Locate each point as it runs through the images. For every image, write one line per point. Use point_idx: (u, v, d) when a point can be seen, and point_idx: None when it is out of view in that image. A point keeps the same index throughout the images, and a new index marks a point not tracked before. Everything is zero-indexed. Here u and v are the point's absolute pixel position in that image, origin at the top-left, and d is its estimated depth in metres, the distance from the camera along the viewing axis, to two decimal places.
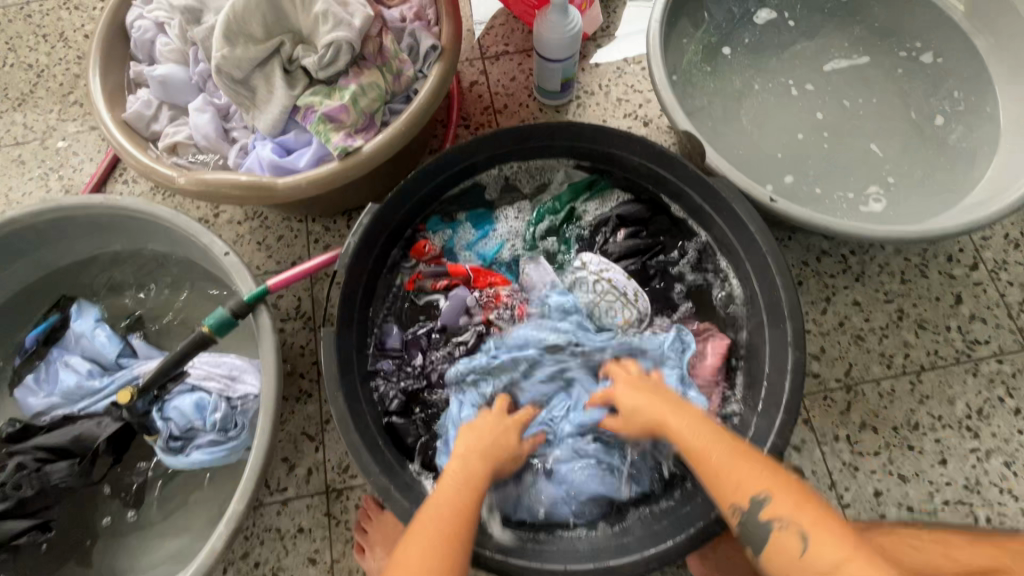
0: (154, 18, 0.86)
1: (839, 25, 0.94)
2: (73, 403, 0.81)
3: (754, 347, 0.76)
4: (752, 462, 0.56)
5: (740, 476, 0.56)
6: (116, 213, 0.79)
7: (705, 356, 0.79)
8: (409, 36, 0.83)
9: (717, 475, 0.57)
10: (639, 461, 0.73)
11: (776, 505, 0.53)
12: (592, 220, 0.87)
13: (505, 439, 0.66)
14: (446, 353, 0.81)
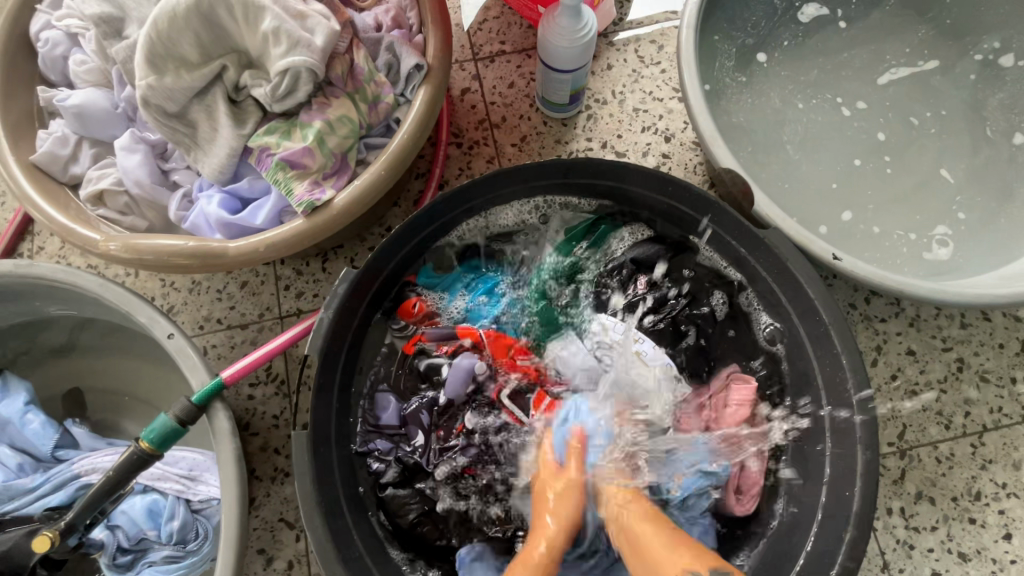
0: (64, 27, 0.69)
1: (897, 24, 0.80)
2: (1, 505, 0.64)
3: (806, 427, 0.65)
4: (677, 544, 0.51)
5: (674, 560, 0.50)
6: (28, 281, 0.64)
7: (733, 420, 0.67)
8: (385, 50, 0.67)
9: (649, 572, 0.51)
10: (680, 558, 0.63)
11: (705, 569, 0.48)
12: (610, 266, 0.73)
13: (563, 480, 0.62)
14: (454, 433, 0.67)
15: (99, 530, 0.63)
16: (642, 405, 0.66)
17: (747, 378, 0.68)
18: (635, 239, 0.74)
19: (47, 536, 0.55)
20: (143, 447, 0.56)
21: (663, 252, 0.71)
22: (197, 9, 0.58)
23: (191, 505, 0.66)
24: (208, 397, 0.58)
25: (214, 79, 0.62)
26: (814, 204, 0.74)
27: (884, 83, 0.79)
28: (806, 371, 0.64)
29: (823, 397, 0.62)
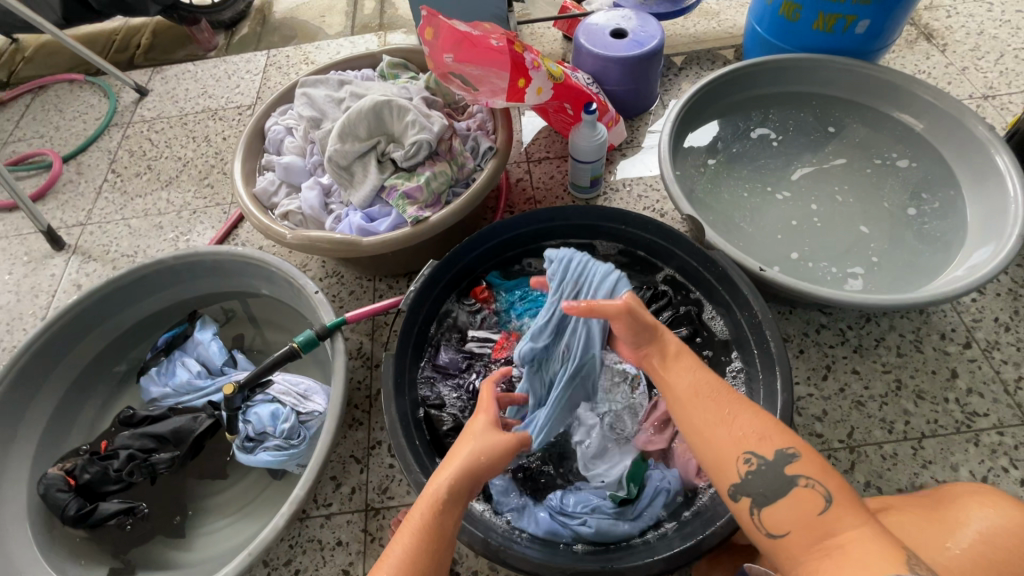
0: (286, 124, 1.17)
1: (821, 142, 1.16)
2: (179, 396, 0.97)
3: (748, 388, 0.88)
4: (755, 421, 0.57)
5: (744, 430, 0.57)
6: (232, 258, 1.02)
7: None
8: (472, 140, 1.09)
9: (717, 445, 0.57)
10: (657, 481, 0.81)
11: (802, 464, 0.53)
12: None
13: (747, 420, 0.57)
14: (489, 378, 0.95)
15: (238, 421, 0.90)
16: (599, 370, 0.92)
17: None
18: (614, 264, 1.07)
19: (230, 386, 0.87)
20: (294, 347, 0.89)
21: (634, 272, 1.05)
22: (373, 111, 1.02)
23: (299, 416, 0.93)
24: (339, 324, 0.91)
25: (371, 150, 1.05)
26: (764, 248, 1.03)
27: (798, 179, 1.12)
28: (748, 351, 0.88)
29: (759, 368, 0.85)
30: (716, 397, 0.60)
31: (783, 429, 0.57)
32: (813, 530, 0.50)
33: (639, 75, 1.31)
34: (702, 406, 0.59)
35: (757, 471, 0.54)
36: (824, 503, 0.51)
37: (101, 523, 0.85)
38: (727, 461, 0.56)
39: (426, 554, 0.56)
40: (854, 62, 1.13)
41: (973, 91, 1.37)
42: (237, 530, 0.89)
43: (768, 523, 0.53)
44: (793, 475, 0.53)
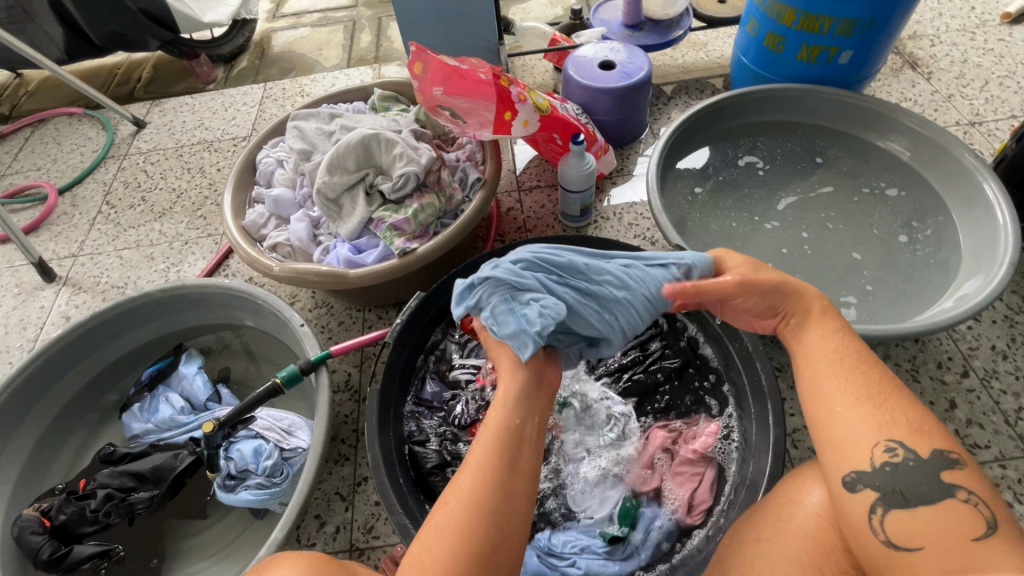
0: (277, 157, 1.18)
1: (809, 170, 1.17)
2: (161, 432, 0.95)
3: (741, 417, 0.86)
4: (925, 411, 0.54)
5: (913, 412, 0.53)
6: (218, 291, 1.01)
7: (696, 437, 0.85)
8: (460, 172, 1.09)
9: (876, 403, 0.53)
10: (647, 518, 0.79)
11: (962, 476, 0.50)
12: None
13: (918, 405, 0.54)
14: (477, 411, 0.93)
15: (220, 458, 0.88)
16: (587, 404, 0.91)
17: (711, 419, 0.87)
18: None
19: (210, 423, 0.86)
20: (276, 382, 0.88)
21: None
22: (362, 144, 1.03)
23: (283, 452, 0.91)
24: (323, 358, 0.90)
25: (359, 182, 1.05)
26: None
27: (783, 209, 1.12)
28: (739, 383, 0.87)
29: (751, 400, 0.83)
30: (875, 372, 0.56)
31: (941, 430, 0.53)
32: (949, 546, 0.47)
33: (627, 105, 1.33)
34: (850, 376, 0.56)
35: (901, 463, 0.51)
36: (987, 528, 0.47)
37: (74, 567, 0.82)
38: (874, 434, 0.52)
39: (489, 495, 0.54)
40: (838, 92, 1.14)
41: (959, 118, 1.39)
42: (216, 575, 0.86)
43: (893, 528, 0.50)
44: (952, 485, 0.50)
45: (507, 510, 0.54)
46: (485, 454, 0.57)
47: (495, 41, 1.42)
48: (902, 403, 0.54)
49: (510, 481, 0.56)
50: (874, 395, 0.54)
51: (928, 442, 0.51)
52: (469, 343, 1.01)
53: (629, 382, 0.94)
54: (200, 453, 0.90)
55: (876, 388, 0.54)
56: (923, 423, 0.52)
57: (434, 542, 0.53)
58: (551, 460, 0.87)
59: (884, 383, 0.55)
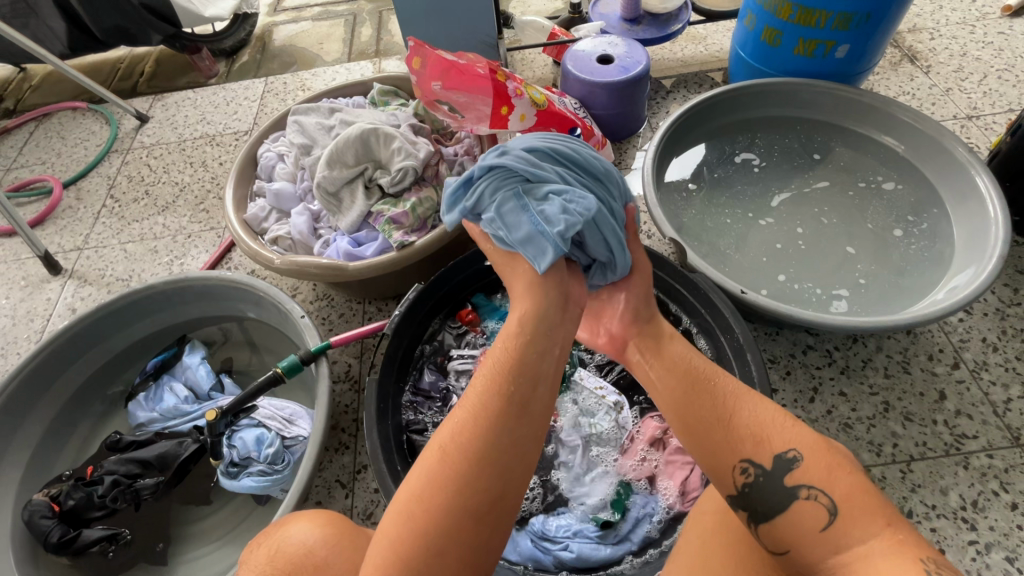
0: (278, 151, 1.19)
1: (805, 164, 1.18)
2: (166, 420, 0.98)
3: None
4: (762, 410, 0.57)
5: (756, 419, 0.56)
6: (222, 283, 1.03)
7: None
8: (458, 166, 1.11)
9: (714, 423, 0.57)
10: (639, 504, 0.81)
11: (807, 469, 0.52)
12: None
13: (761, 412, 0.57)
14: None
15: (223, 445, 0.91)
16: (582, 394, 0.93)
17: None
18: None
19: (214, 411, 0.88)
20: (277, 372, 0.90)
21: None
22: (361, 138, 1.05)
23: (285, 440, 0.93)
24: (323, 348, 0.92)
25: (359, 176, 1.07)
26: (749, 271, 1.03)
27: (776, 203, 1.13)
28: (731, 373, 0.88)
29: None
30: (718, 389, 0.60)
31: (786, 426, 0.55)
32: (807, 540, 0.50)
33: (625, 100, 1.34)
34: (701, 402, 0.59)
35: (755, 482, 0.53)
36: (829, 517, 0.49)
37: (83, 550, 0.85)
38: (723, 460, 0.56)
39: (487, 429, 0.55)
40: (834, 85, 1.15)
41: (957, 112, 1.39)
42: (220, 558, 0.88)
43: (768, 535, 0.53)
44: (794, 487, 0.52)
45: (512, 441, 0.56)
46: (480, 391, 0.58)
47: (494, 35, 1.43)
48: (734, 414, 0.57)
49: (512, 413, 0.57)
50: (717, 418, 0.57)
51: (769, 446, 0.54)
52: (466, 334, 1.03)
53: (623, 372, 0.96)
54: (204, 441, 0.92)
55: (721, 409, 0.58)
56: (761, 428, 0.55)
57: (420, 473, 0.54)
58: (546, 449, 0.89)
59: (717, 403, 0.58)
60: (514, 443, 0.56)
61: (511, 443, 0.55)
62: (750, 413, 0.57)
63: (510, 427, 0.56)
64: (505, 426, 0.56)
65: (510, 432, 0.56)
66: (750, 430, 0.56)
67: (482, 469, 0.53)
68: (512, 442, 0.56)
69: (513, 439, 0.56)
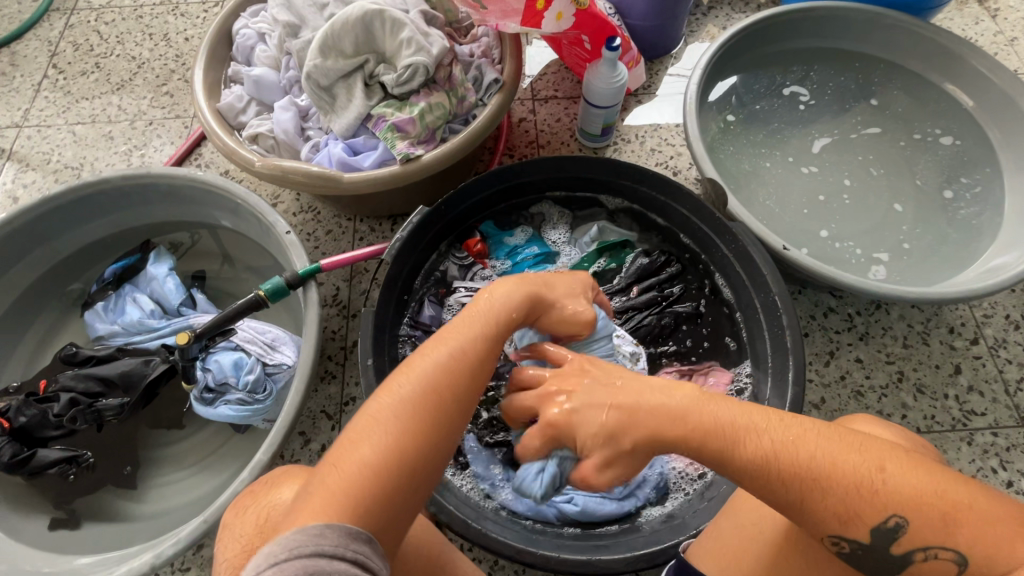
0: (257, 28, 0.99)
1: (857, 108, 1.06)
2: (129, 335, 0.87)
3: (754, 366, 0.83)
4: (841, 474, 0.45)
5: (837, 492, 0.45)
6: (192, 184, 0.88)
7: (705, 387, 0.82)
8: (474, 69, 0.95)
9: (786, 508, 0.47)
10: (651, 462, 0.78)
11: (917, 529, 0.43)
12: (591, 240, 0.96)
13: (844, 471, 0.45)
14: None
15: (196, 370, 0.82)
16: None
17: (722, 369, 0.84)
18: (623, 224, 0.98)
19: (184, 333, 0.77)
20: (259, 295, 0.79)
21: (643, 238, 0.97)
22: (362, 21, 0.87)
23: (265, 366, 0.84)
24: (313, 271, 0.81)
25: (358, 69, 0.90)
26: (787, 225, 0.95)
27: (818, 150, 1.03)
28: (760, 334, 0.82)
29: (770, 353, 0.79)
30: (786, 472, 0.47)
31: (876, 488, 0.44)
32: None
33: (667, 10, 1.16)
34: (767, 474, 0.47)
35: (852, 552, 0.47)
36: (958, 569, 0.43)
37: (39, 472, 0.77)
38: (811, 536, 0.48)
39: (459, 375, 0.51)
40: (908, 18, 1.00)
41: (1019, 65, 1.27)
42: (194, 486, 0.82)
43: None
44: (906, 553, 0.44)
45: (468, 392, 0.51)
46: (466, 349, 0.53)
47: None
48: (809, 493, 0.45)
49: (478, 366, 0.53)
50: (791, 501, 0.46)
51: (866, 522, 0.44)
52: (470, 265, 0.93)
53: (641, 322, 0.89)
54: (174, 362, 0.82)
55: (789, 494, 0.46)
56: (844, 501, 0.45)
57: (393, 408, 0.48)
58: None
59: (789, 486, 0.46)
60: (468, 396, 0.51)
61: (467, 395, 0.51)
62: (829, 487, 0.45)
63: (475, 381, 0.52)
64: (470, 374, 0.52)
65: (469, 384, 0.52)
66: (832, 518, 0.45)
67: (434, 410, 0.48)
68: (467, 394, 0.51)
69: (468, 394, 0.51)
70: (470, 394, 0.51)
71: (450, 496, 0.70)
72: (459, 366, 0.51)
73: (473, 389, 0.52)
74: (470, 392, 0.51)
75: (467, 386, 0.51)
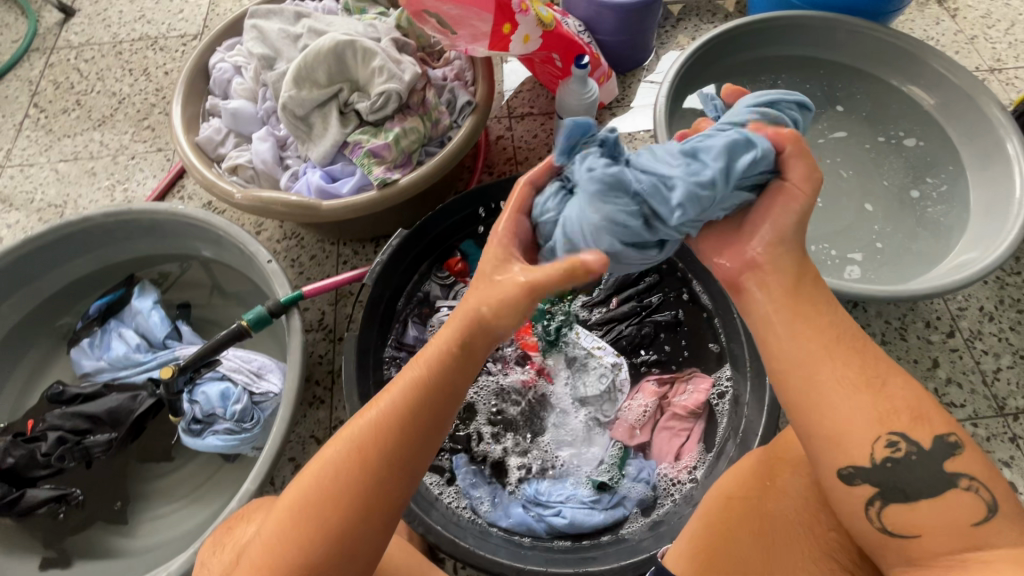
0: (233, 62, 1.01)
1: (824, 112, 1.09)
2: (116, 371, 0.88)
3: (733, 368, 0.84)
4: (908, 382, 0.48)
5: (904, 388, 0.47)
6: (173, 219, 0.89)
7: (687, 393, 0.84)
8: (447, 92, 0.97)
9: (864, 382, 0.46)
10: (637, 471, 0.79)
11: (962, 459, 0.45)
12: None
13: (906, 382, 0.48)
14: None
15: (184, 402, 0.82)
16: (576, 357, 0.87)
17: (704, 375, 0.85)
18: None
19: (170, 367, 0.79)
20: (241, 326, 0.81)
21: None
22: (335, 52, 0.89)
23: (253, 396, 0.84)
24: (295, 299, 0.82)
25: (333, 98, 0.92)
26: None
27: None
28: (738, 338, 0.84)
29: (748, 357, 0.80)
30: (866, 356, 0.48)
31: (938, 407, 0.47)
32: (952, 535, 0.43)
33: (635, 25, 1.19)
34: (847, 358, 0.47)
35: (904, 457, 0.45)
36: (988, 512, 0.43)
37: (28, 512, 0.77)
38: (867, 428, 0.45)
39: (387, 445, 0.48)
40: (866, 23, 1.04)
41: (980, 63, 1.30)
42: (185, 517, 0.82)
43: (890, 522, 0.45)
44: (953, 473, 0.44)
45: (402, 461, 0.49)
46: (401, 403, 0.49)
47: None
48: (885, 375, 0.47)
49: (417, 431, 0.50)
50: (865, 375, 0.47)
51: (926, 429, 0.45)
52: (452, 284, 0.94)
53: (622, 332, 0.90)
54: (160, 395, 0.83)
55: (862, 369, 0.47)
56: (910, 400, 0.46)
57: (314, 480, 0.48)
58: (537, 415, 0.85)
59: (874, 362, 0.47)
60: (402, 468, 0.49)
61: (398, 466, 0.48)
62: (905, 383, 0.47)
63: (411, 450, 0.49)
64: (402, 441, 0.49)
65: (403, 452, 0.49)
66: (900, 400, 0.46)
67: (354, 485, 0.47)
68: (401, 464, 0.49)
69: (402, 462, 0.49)
70: (406, 461, 0.49)
71: (438, 517, 0.72)
72: (389, 431, 0.49)
73: (411, 456, 0.49)
74: (405, 459, 0.49)
75: (397, 455, 0.48)
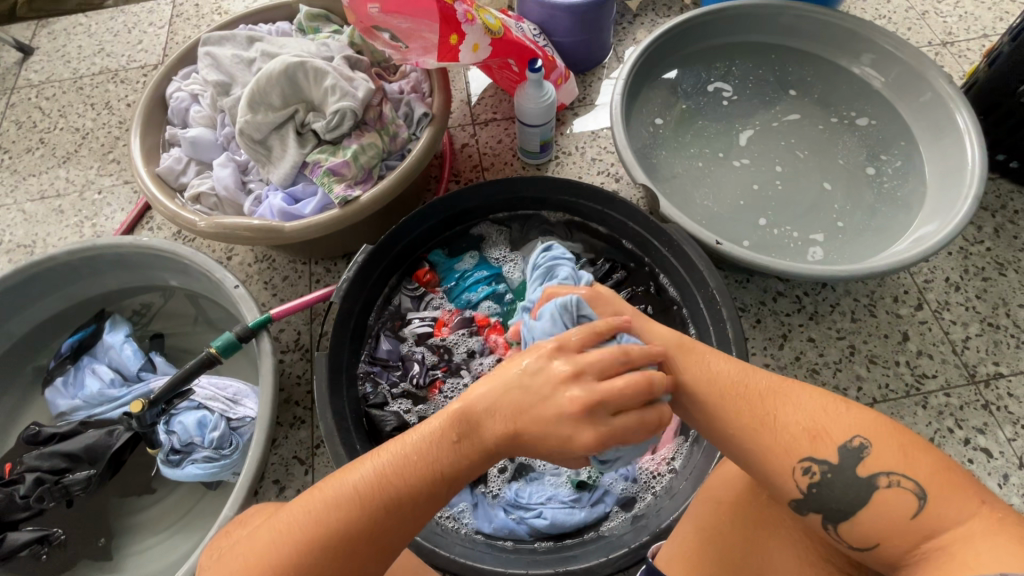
0: (189, 90, 1.01)
1: (779, 97, 1.10)
2: (92, 407, 0.88)
3: None
4: (801, 393, 0.50)
5: (797, 405, 0.49)
6: (138, 252, 0.89)
7: None
8: (404, 105, 0.97)
9: (759, 424, 0.49)
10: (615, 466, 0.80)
11: (877, 457, 0.46)
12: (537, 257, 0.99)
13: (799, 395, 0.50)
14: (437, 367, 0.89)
15: (161, 433, 0.82)
16: None
17: None
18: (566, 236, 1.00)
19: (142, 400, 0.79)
20: (211, 353, 0.81)
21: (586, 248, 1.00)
22: (286, 74, 0.90)
23: (230, 421, 0.85)
24: (264, 322, 0.82)
25: (289, 119, 0.93)
26: (722, 218, 0.98)
27: (744, 141, 1.06)
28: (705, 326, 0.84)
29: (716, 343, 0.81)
30: (747, 382, 0.51)
31: (845, 409, 0.49)
32: (898, 533, 0.45)
33: (588, 25, 1.20)
34: (734, 403, 0.50)
35: (822, 481, 0.47)
36: (918, 502, 0.44)
37: (11, 555, 0.77)
38: (781, 463, 0.48)
39: (393, 500, 0.47)
40: (812, 8, 1.06)
41: (932, 37, 1.32)
42: (171, 549, 0.82)
43: (847, 536, 0.47)
44: (871, 476, 0.46)
45: (398, 525, 0.47)
46: (416, 457, 0.48)
47: None
48: (776, 400, 0.50)
49: (421, 492, 0.48)
50: (760, 414, 0.49)
51: (832, 440, 0.47)
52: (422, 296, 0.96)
53: None
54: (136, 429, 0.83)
55: (745, 411, 0.50)
56: (807, 415, 0.48)
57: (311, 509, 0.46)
58: None
59: (758, 394, 0.50)
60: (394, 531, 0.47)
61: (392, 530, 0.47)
62: (797, 398, 0.49)
63: (410, 514, 0.47)
64: (404, 500, 0.47)
65: (399, 513, 0.47)
66: (800, 431, 0.48)
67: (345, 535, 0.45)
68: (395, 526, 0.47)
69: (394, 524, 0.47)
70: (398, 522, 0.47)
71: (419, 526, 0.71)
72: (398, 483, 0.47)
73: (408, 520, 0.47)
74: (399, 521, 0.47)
75: (396, 515, 0.47)
